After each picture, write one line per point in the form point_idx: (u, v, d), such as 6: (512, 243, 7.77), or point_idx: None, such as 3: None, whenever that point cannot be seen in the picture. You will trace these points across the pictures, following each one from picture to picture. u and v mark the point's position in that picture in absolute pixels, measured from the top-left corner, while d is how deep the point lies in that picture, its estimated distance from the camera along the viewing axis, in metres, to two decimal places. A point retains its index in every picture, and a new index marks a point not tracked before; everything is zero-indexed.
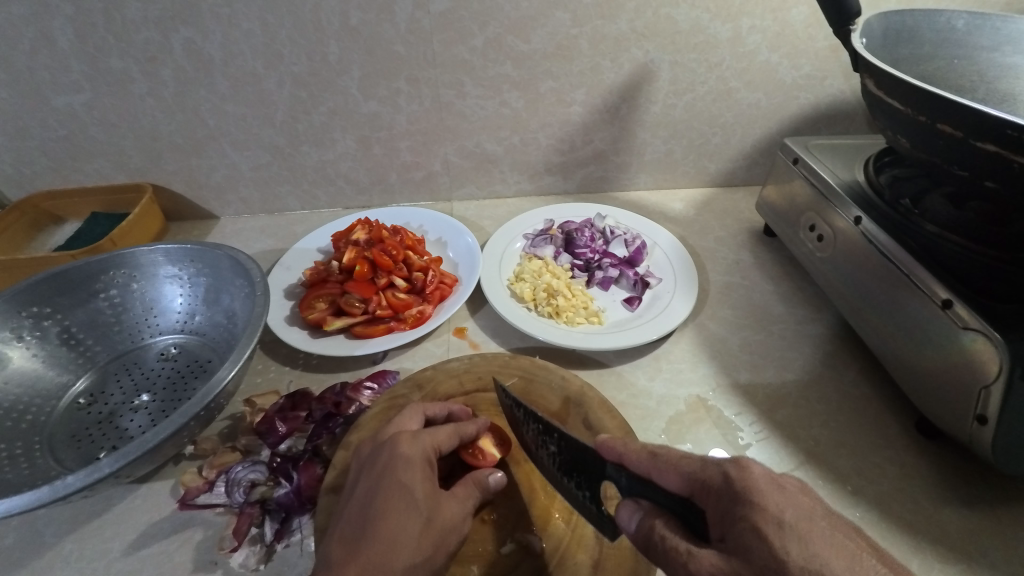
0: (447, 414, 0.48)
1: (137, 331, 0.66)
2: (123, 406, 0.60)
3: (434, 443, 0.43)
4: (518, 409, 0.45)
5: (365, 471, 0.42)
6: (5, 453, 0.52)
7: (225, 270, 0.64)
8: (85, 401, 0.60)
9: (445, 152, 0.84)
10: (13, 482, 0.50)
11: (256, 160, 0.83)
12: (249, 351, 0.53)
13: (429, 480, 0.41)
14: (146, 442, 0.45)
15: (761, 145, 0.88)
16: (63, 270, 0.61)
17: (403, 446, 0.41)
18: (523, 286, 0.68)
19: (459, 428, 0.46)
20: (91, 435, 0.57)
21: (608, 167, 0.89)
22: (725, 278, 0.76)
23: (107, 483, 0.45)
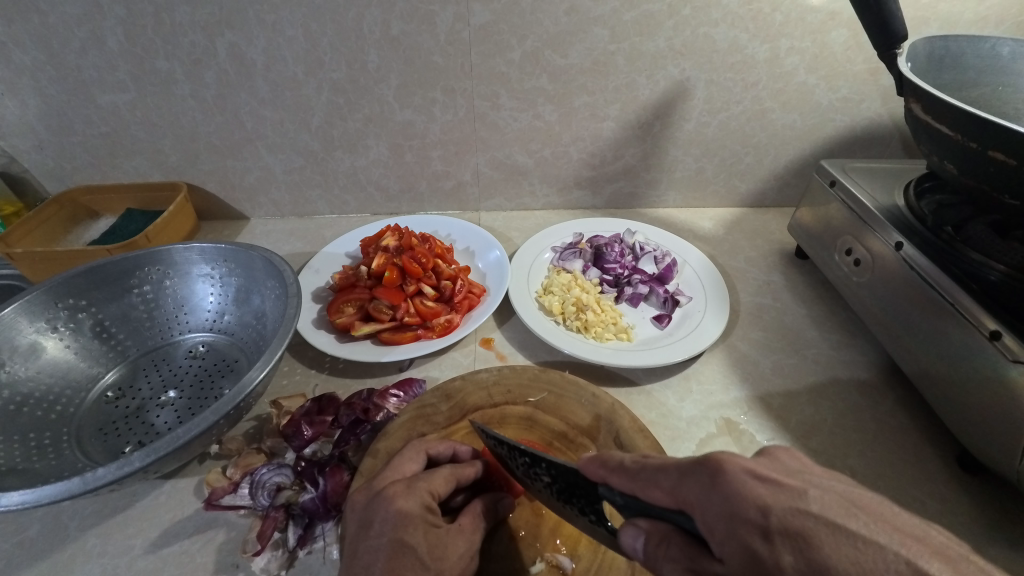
0: (451, 454, 0.47)
1: (167, 327, 0.67)
2: (149, 402, 0.60)
3: (431, 489, 0.42)
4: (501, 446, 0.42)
5: (361, 521, 0.39)
6: (34, 442, 0.53)
7: (258, 271, 0.64)
8: (113, 395, 0.60)
9: (476, 162, 0.84)
10: (40, 471, 0.50)
11: (289, 164, 0.84)
12: (280, 352, 0.53)
13: (431, 532, 0.39)
14: (177, 439, 0.45)
15: (795, 167, 0.87)
16: (99, 264, 0.62)
17: (401, 501, 0.40)
18: (551, 299, 0.67)
19: (456, 470, 0.44)
20: (119, 429, 0.57)
21: (638, 183, 0.88)
22: (755, 300, 0.75)
23: (135, 478, 0.45)
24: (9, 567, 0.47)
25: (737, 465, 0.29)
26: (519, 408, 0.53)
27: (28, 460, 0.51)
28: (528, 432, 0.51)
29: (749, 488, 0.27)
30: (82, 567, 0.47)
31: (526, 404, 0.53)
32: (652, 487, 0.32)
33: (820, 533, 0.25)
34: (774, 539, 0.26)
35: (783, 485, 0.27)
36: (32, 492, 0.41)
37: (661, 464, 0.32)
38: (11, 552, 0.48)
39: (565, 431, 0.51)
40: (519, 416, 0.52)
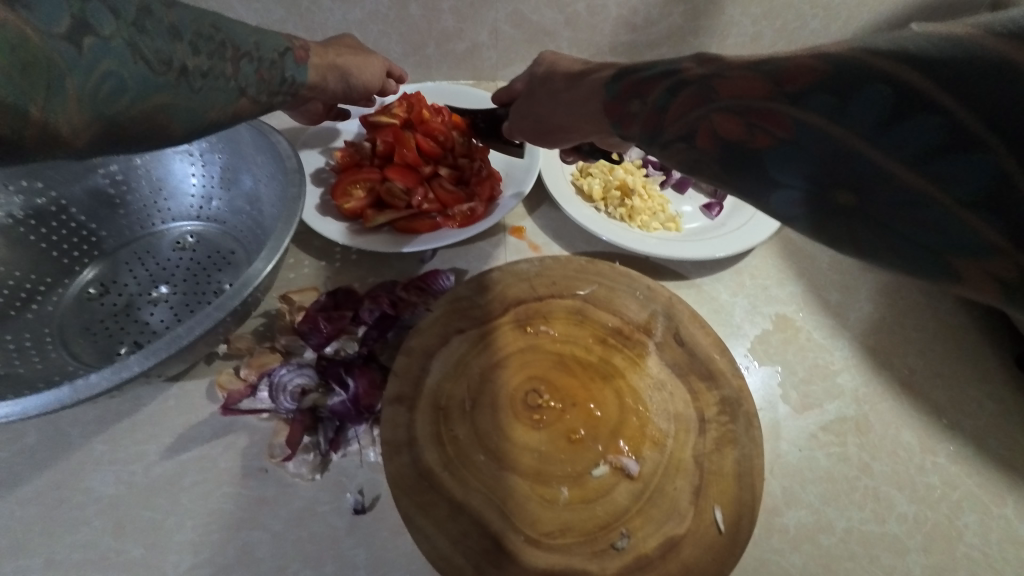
0: (531, 299, 0.46)
1: (146, 216, 0.57)
2: (138, 299, 0.53)
3: (505, 304, 0.45)
4: (615, 373, 0.43)
5: (438, 333, 0.43)
6: (14, 346, 0.47)
7: (246, 145, 0.53)
8: (95, 291, 0.53)
9: (495, 17, 0.70)
10: (24, 377, 0.45)
11: (266, 17, 0.68)
12: (288, 240, 0.44)
13: (501, 345, 0.43)
14: (179, 339, 0.39)
15: (868, 32, 0.74)
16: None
17: (471, 312, 0.44)
18: (591, 182, 0.58)
19: (524, 286, 0.46)
20: (109, 328, 0.51)
21: (682, 50, 0.76)
22: None
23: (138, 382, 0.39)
24: (15, 474, 0.44)
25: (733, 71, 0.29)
26: (567, 302, 0.46)
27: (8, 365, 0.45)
28: (581, 328, 0.45)
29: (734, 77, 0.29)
30: (95, 474, 0.44)
31: (577, 297, 0.46)
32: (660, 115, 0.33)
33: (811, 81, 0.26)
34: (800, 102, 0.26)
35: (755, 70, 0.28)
36: (15, 403, 0.35)
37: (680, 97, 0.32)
38: (10, 461, 0.44)
39: (619, 325, 0.45)
40: (568, 310, 0.45)
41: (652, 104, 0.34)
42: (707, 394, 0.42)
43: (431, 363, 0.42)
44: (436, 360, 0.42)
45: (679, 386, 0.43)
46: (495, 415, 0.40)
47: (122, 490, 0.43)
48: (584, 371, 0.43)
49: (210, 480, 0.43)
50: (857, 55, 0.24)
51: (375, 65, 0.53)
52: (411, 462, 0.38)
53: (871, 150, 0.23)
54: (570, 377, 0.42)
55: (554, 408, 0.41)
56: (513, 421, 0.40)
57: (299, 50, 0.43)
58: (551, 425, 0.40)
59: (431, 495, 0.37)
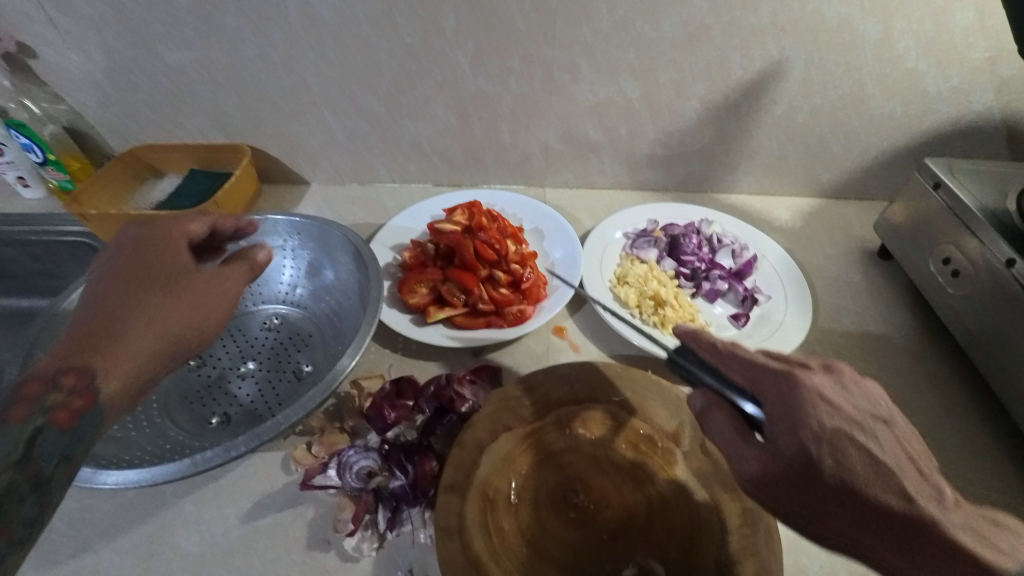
0: (573, 401, 0.51)
1: (241, 297, 0.67)
2: (228, 372, 0.62)
3: (549, 405, 0.51)
4: (645, 477, 0.48)
5: (489, 428, 0.49)
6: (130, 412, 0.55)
7: (334, 245, 0.63)
8: (193, 361, 0.62)
9: (546, 136, 0.80)
10: (136, 441, 0.53)
11: (353, 130, 0.81)
12: (368, 338, 0.52)
13: (545, 443, 0.49)
14: (277, 425, 0.46)
15: (887, 157, 0.81)
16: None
17: (518, 409, 0.50)
18: (627, 290, 0.65)
19: (567, 388, 0.52)
20: (204, 398, 0.59)
21: (713, 166, 0.84)
22: (835, 301, 0.72)
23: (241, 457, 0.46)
24: (116, 526, 0.51)
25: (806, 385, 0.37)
26: (603, 406, 0.51)
27: (124, 428, 0.53)
28: (615, 431, 0.50)
29: (801, 398, 0.36)
30: (182, 532, 0.50)
31: (613, 401, 0.52)
32: (731, 366, 0.41)
33: (853, 451, 0.35)
34: (822, 445, 0.35)
35: (828, 403, 0.37)
36: (146, 472, 0.43)
37: (750, 357, 0.40)
38: (113, 514, 0.51)
39: (651, 431, 0.50)
40: (604, 414, 0.51)
41: (706, 356, 0.42)
42: (732, 504, 0.45)
43: (482, 455, 0.47)
44: (486, 453, 0.47)
45: (701, 493, 0.47)
46: (535, 510, 0.46)
47: (205, 549, 0.49)
48: (616, 474, 0.48)
49: (280, 547, 0.49)
50: (861, 448, 0.35)
51: (193, 302, 0.43)
52: (461, 549, 0.42)
53: (882, 551, 0.34)
54: (602, 479, 0.48)
55: (587, 507, 0.46)
56: (550, 516, 0.46)
57: (78, 387, 0.36)
58: (583, 523, 0.46)
59: None
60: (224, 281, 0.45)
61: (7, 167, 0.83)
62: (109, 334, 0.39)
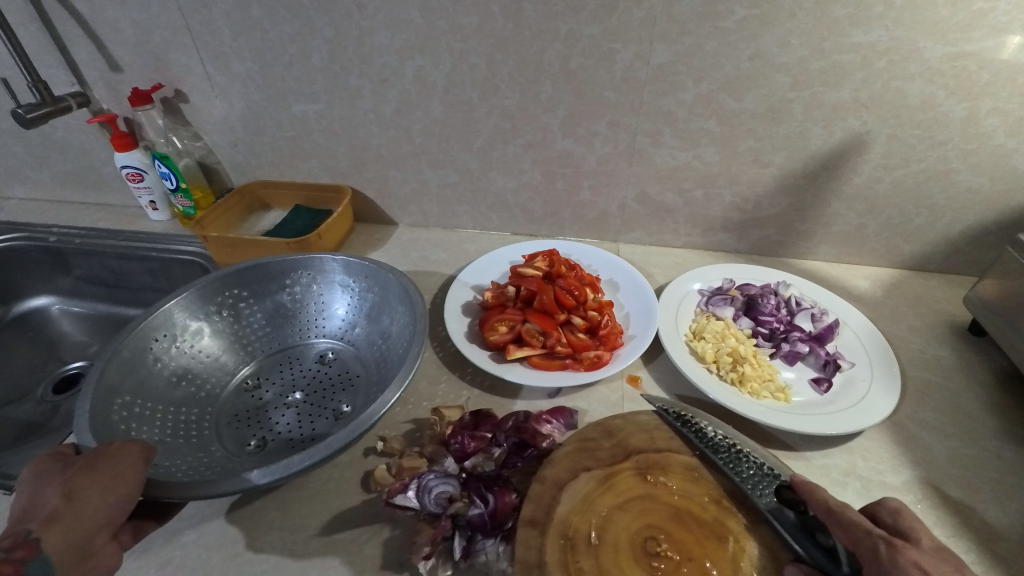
0: (653, 450, 0.52)
1: (305, 328, 0.73)
2: (276, 401, 0.66)
3: (628, 450, 0.52)
4: (728, 536, 0.46)
5: (568, 467, 0.50)
6: (184, 420, 0.61)
7: (392, 294, 0.67)
8: (250, 384, 0.68)
9: (624, 195, 0.84)
10: (180, 446, 0.57)
11: (445, 179, 0.88)
12: (407, 381, 0.53)
13: (623, 487, 0.49)
14: (292, 465, 0.47)
15: (975, 233, 0.79)
16: (263, 263, 0.69)
17: (597, 451, 0.51)
18: (704, 345, 0.66)
19: (649, 437, 0.53)
20: (249, 420, 0.64)
21: (789, 232, 0.85)
22: (924, 376, 0.69)
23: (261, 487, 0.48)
24: (206, 523, 0.54)
25: (909, 559, 0.38)
26: (683, 458, 0.51)
27: (173, 435, 0.58)
28: (696, 484, 0.49)
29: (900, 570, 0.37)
30: (265, 536, 0.52)
31: (691, 454, 0.52)
32: (836, 528, 0.42)
33: None
34: None
35: None
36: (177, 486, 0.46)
37: (853, 519, 0.41)
38: (204, 511, 0.55)
39: (732, 489, 0.49)
40: (684, 466, 0.51)
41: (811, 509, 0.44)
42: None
43: (561, 493, 0.48)
44: (565, 492, 0.48)
45: (780, 554, 0.45)
46: (616, 555, 0.45)
47: (285, 555, 0.51)
48: (700, 529, 0.46)
49: (355, 564, 0.50)
50: None
51: (92, 471, 0.43)
52: None
53: None
54: (686, 531, 0.46)
55: (671, 558, 0.44)
56: (631, 563, 0.44)
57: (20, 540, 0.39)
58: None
59: None
60: (115, 448, 0.45)
61: (144, 193, 0.96)
62: (42, 507, 0.41)
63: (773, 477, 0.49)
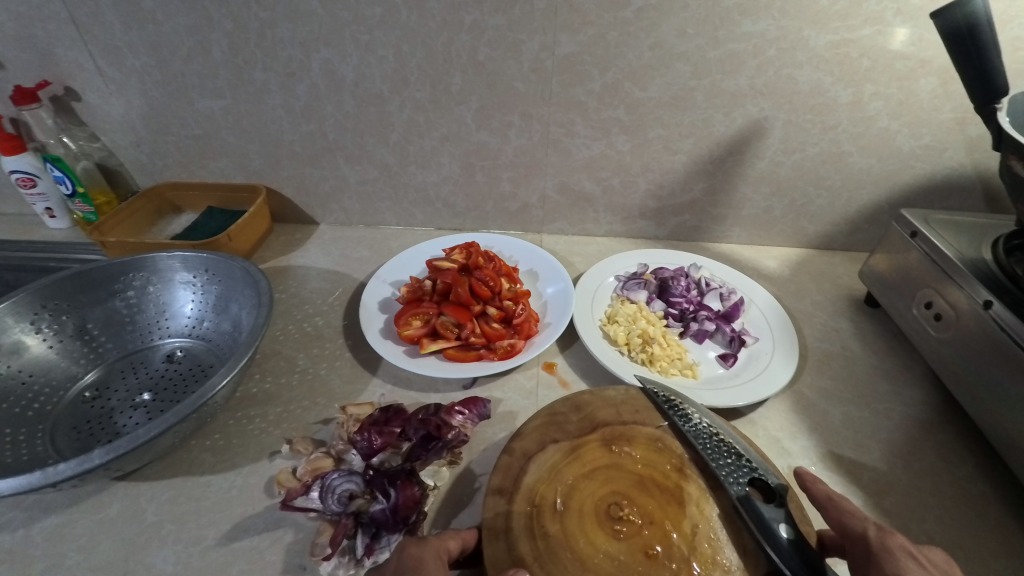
0: (619, 422, 0.53)
1: (148, 331, 0.70)
2: (122, 405, 0.63)
3: (593, 422, 0.53)
4: (693, 501, 0.47)
5: (539, 441, 0.51)
6: (10, 438, 0.56)
7: (237, 280, 0.67)
8: (90, 394, 0.64)
9: (544, 185, 0.85)
10: (10, 465, 0.53)
11: (363, 175, 0.86)
12: (244, 361, 0.55)
13: (585, 459, 0.50)
14: (137, 438, 0.48)
15: (869, 211, 0.84)
16: (87, 269, 0.65)
17: (567, 425, 0.52)
18: (616, 328, 0.67)
19: (616, 412, 0.54)
20: (92, 428, 0.60)
21: (703, 217, 0.88)
22: (824, 346, 0.73)
23: (98, 473, 0.47)
24: (91, 544, 0.50)
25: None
26: (649, 430, 0.52)
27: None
28: (661, 453, 0.51)
29: None
30: (158, 551, 0.49)
31: (657, 426, 0.53)
32: None
33: None
34: None
35: None
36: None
37: None
38: (92, 530, 0.51)
39: (697, 462, 0.50)
40: (648, 437, 0.52)
41: None
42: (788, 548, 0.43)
43: (529, 464, 0.49)
44: (533, 462, 0.49)
45: (740, 534, 0.45)
46: (581, 520, 0.45)
47: (178, 570, 0.48)
48: (662, 495, 0.47)
49: (253, 572, 0.48)
50: None
51: None
52: (507, 549, 0.43)
53: None
54: (651, 499, 0.47)
55: (634, 522, 0.45)
56: (594, 528, 0.45)
57: None
58: (630, 537, 0.44)
59: None
60: None
61: (38, 199, 0.89)
62: None
63: (750, 468, 0.49)
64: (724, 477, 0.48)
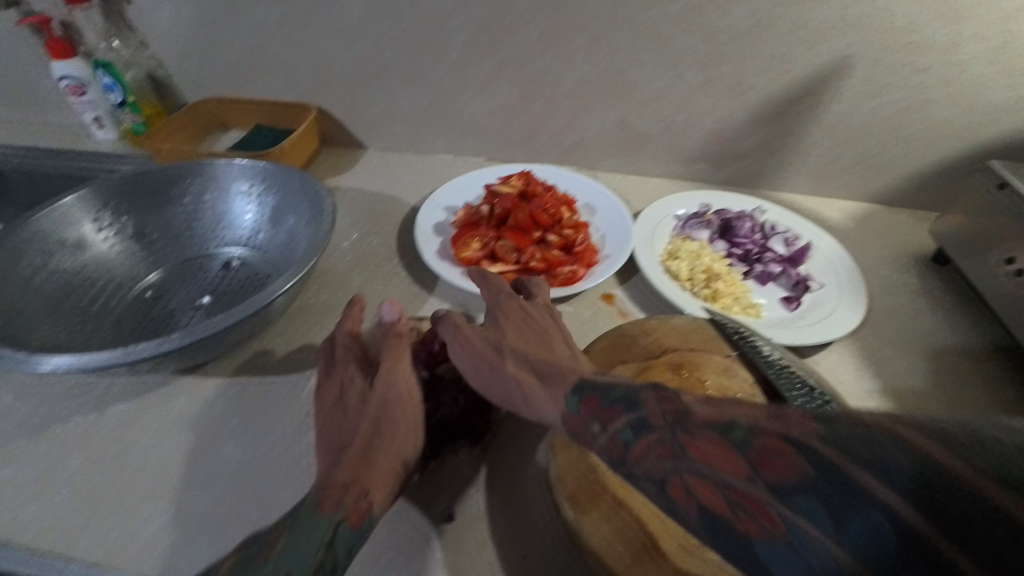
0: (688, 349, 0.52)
1: (205, 240, 0.69)
2: (182, 307, 0.63)
3: (660, 346, 0.52)
4: None
5: (605, 361, 0.50)
6: (78, 329, 0.57)
7: (295, 191, 0.65)
8: (150, 295, 0.64)
9: (603, 119, 0.82)
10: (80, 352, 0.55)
11: (416, 98, 0.84)
12: (308, 266, 0.53)
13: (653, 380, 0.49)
14: (211, 327, 0.48)
15: (945, 167, 0.80)
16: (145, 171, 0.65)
17: (635, 347, 0.52)
18: (679, 264, 0.65)
19: (684, 340, 0.53)
20: (154, 326, 0.61)
21: (766, 163, 0.84)
22: (887, 299, 0.70)
23: (174, 358, 0.48)
24: (162, 430, 0.51)
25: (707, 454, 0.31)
26: (718, 358, 0.52)
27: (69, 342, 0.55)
28: (731, 380, 0.50)
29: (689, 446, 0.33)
30: (227, 441, 0.50)
31: (725, 356, 0.52)
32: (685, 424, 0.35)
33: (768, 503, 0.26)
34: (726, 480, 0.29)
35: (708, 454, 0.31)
36: (75, 359, 0.44)
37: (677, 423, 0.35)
38: (162, 419, 0.52)
39: (766, 389, 0.50)
40: (717, 365, 0.51)
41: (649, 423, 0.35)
42: None
43: None
44: None
45: None
46: None
47: (248, 459, 0.49)
48: None
49: None
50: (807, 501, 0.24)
51: None
52: (579, 458, 0.44)
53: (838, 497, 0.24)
54: None
55: None
56: None
57: None
58: None
59: (596, 488, 0.42)
60: None
61: (87, 107, 0.88)
62: None
63: (821, 400, 0.48)
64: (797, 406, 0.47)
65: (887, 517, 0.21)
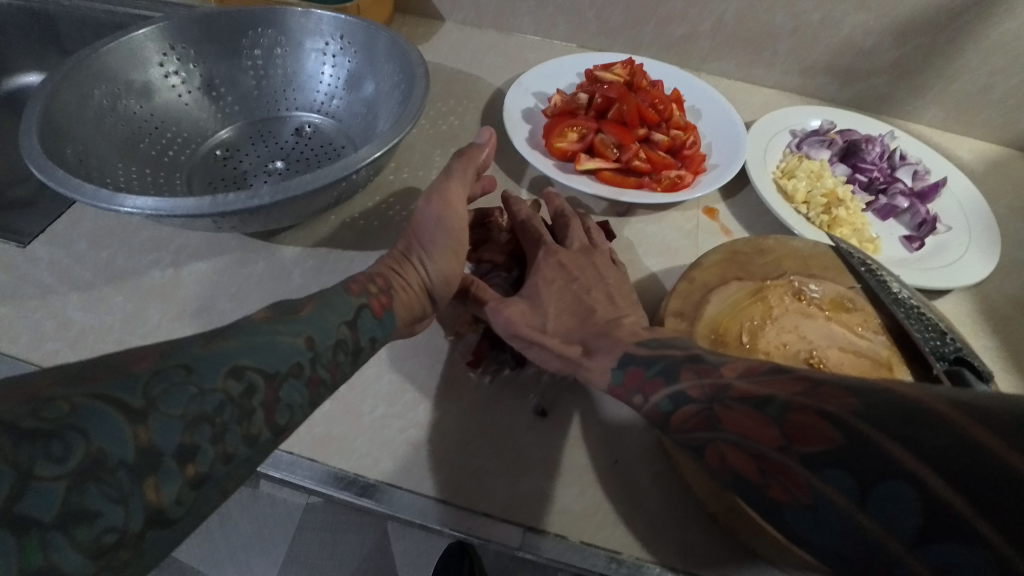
0: (807, 275, 0.47)
1: (276, 100, 0.64)
2: (255, 169, 0.59)
3: (778, 268, 0.47)
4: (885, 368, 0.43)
5: (717, 276, 0.45)
6: (150, 179, 0.54)
7: (379, 53, 0.58)
8: (221, 153, 0.60)
9: (724, 9, 0.71)
10: None
11: None
12: (400, 136, 0.48)
13: (765, 307, 0.45)
14: (302, 186, 0.44)
15: None
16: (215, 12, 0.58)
17: (750, 266, 0.47)
18: (795, 183, 0.58)
19: (805, 264, 0.47)
20: (227, 185, 0.57)
21: (901, 84, 0.73)
22: (1016, 254, 0.63)
23: (261, 215, 0.45)
24: (243, 293, 0.50)
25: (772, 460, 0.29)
26: (840, 289, 0.47)
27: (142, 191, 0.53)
28: (852, 314, 0.46)
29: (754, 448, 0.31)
30: None
31: (850, 287, 0.47)
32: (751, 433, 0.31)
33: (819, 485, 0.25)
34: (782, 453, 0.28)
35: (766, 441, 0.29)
36: (163, 202, 0.41)
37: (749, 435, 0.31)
38: (241, 281, 0.51)
39: (890, 328, 0.45)
40: (838, 296, 0.46)
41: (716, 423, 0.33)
42: None
43: (709, 296, 0.44)
44: (715, 295, 0.44)
45: None
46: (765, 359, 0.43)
47: None
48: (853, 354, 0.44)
49: (407, 345, 0.47)
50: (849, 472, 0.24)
51: None
52: None
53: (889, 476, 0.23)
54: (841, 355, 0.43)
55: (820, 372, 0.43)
56: None
57: None
58: None
59: None
60: None
61: None
62: None
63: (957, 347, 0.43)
64: (927, 350, 0.42)
65: (902, 480, 0.22)
